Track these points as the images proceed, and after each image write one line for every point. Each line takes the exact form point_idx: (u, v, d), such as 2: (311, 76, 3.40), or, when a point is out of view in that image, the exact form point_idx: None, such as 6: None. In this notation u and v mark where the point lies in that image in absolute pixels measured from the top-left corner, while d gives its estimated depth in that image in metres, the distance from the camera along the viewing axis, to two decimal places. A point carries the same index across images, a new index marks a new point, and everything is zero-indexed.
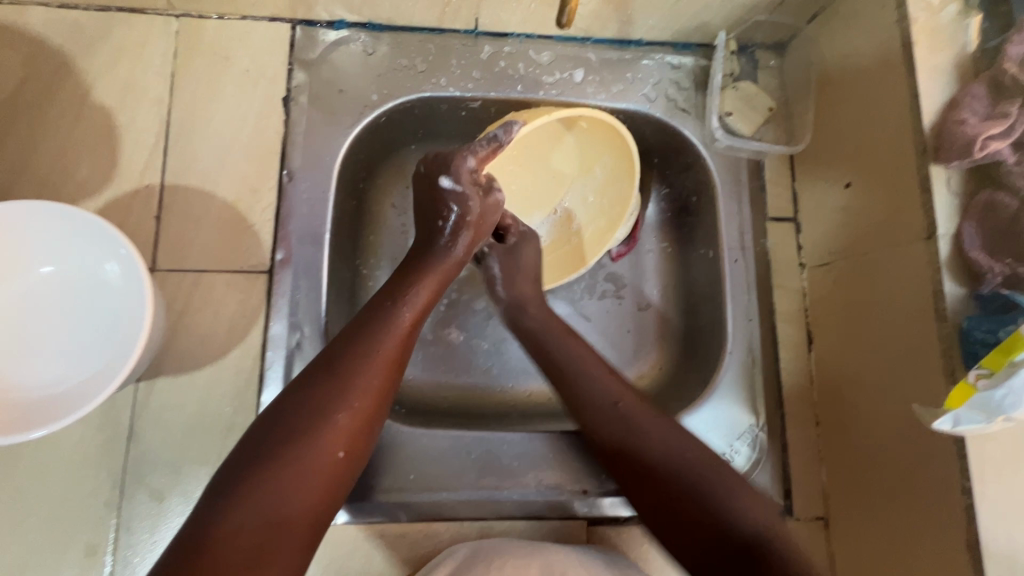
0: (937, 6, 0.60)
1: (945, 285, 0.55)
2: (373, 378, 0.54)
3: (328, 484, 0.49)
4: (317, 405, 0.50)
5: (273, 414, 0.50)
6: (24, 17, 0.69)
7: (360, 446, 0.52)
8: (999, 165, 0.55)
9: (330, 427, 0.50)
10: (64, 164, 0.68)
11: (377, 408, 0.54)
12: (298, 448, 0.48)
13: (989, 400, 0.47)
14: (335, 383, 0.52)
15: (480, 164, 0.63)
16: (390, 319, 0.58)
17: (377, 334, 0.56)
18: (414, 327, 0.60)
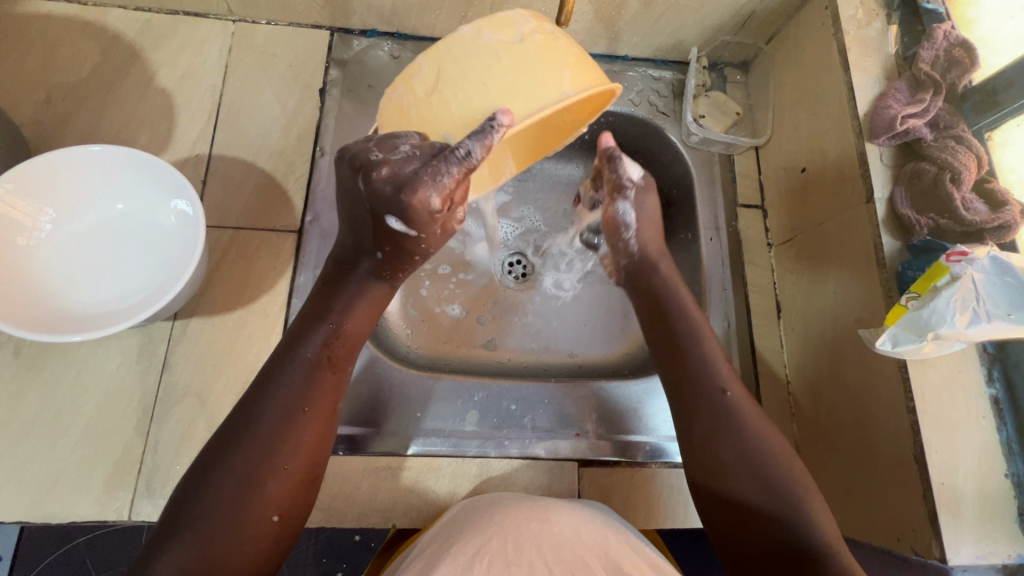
0: (864, 23, 0.74)
1: (883, 238, 0.65)
2: (301, 437, 0.55)
3: (265, 547, 0.51)
4: (243, 471, 0.51)
5: (198, 485, 0.51)
6: (103, 16, 0.82)
7: (301, 504, 0.54)
8: (920, 141, 0.66)
9: (259, 492, 0.51)
10: (126, 135, 0.78)
11: (312, 464, 0.55)
12: (233, 519, 0.49)
13: (919, 318, 0.56)
14: (256, 447, 0.52)
15: (445, 198, 0.51)
16: (308, 372, 0.57)
17: (292, 390, 0.56)
18: (331, 383, 0.59)
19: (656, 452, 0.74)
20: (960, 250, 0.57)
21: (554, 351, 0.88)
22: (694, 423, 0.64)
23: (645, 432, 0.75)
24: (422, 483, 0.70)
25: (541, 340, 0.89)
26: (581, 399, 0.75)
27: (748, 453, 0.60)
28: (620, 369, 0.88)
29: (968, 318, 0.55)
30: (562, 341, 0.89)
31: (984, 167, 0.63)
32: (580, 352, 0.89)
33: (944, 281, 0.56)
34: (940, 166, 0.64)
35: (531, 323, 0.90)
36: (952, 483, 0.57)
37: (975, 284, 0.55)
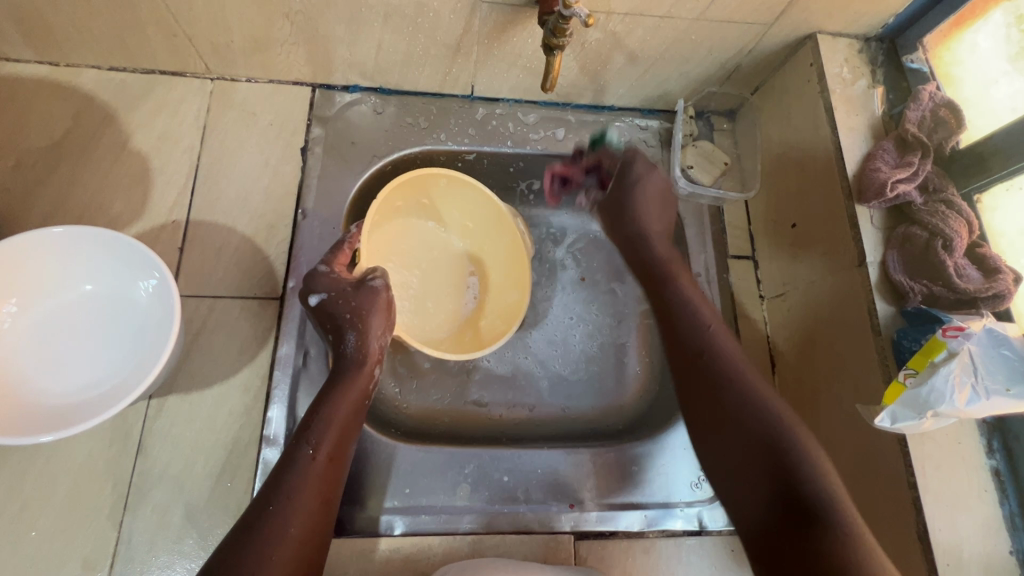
0: (850, 82, 0.74)
1: (877, 304, 0.64)
2: (297, 527, 0.54)
3: None
4: (238, 568, 0.50)
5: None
6: (75, 77, 0.79)
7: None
8: (910, 205, 0.66)
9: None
10: (100, 201, 0.76)
11: (306, 555, 0.54)
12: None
13: (918, 396, 0.55)
14: (253, 541, 0.52)
15: (334, 266, 0.68)
16: (308, 465, 0.58)
17: (292, 483, 0.56)
18: (327, 476, 0.58)
19: (653, 520, 0.73)
20: (956, 325, 0.55)
21: (546, 408, 0.86)
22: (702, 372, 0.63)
23: (640, 498, 0.73)
24: (412, 563, 0.67)
25: (532, 397, 0.86)
26: (575, 467, 0.74)
27: (745, 405, 0.59)
28: (613, 424, 0.86)
29: (966, 396, 0.54)
30: (554, 397, 0.87)
31: (974, 232, 0.63)
32: (574, 407, 0.87)
33: (942, 357, 0.55)
34: (931, 231, 0.63)
35: (523, 378, 0.87)
36: (957, 563, 0.56)
37: (973, 361, 0.54)
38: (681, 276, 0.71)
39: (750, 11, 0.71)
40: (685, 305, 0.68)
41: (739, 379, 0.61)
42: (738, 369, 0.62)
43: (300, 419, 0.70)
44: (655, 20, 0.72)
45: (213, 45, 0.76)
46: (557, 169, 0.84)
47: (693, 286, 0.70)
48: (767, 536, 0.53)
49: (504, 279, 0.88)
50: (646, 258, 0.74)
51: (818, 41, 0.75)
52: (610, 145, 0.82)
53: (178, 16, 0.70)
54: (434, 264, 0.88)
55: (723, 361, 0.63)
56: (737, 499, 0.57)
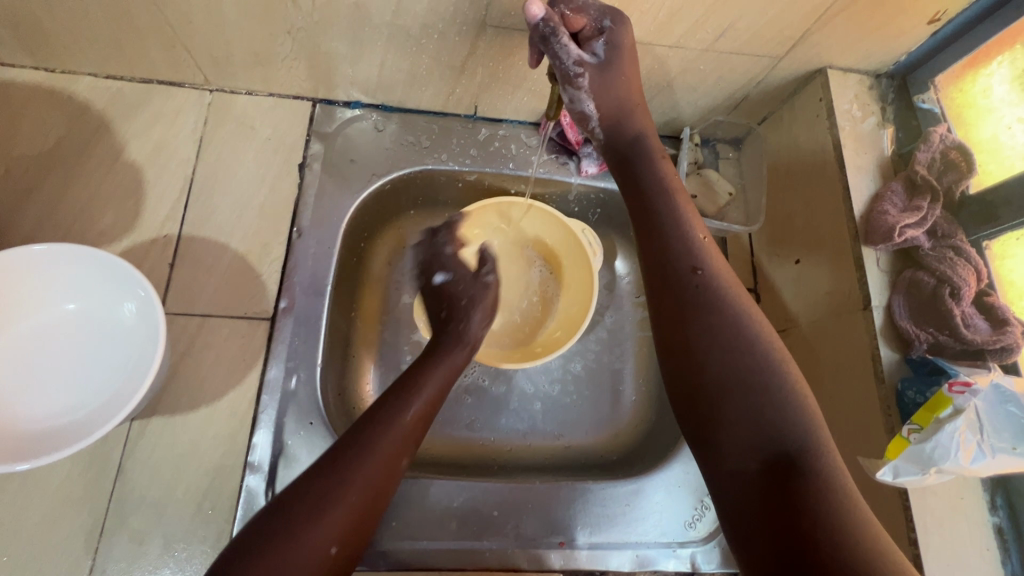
0: (859, 119, 0.73)
1: (881, 349, 0.62)
2: (377, 476, 0.56)
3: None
4: (321, 491, 0.52)
5: (275, 517, 0.51)
6: (70, 84, 0.77)
7: (355, 541, 0.53)
8: (917, 248, 0.65)
9: (325, 518, 0.51)
10: (90, 213, 0.74)
11: (376, 507, 0.55)
12: (299, 542, 0.49)
13: (922, 452, 0.53)
14: (335, 467, 0.54)
15: (454, 244, 0.80)
16: (397, 421, 0.60)
17: (379, 431, 0.58)
18: (411, 439, 0.61)
19: (644, 561, 0.71)
20: (963, 381, 0.54)
21: (539, 434, 0.84)
22: (683, 292, 0.57)
23: (632, 537, 0.72)
24: None
25: (525, 423, 0.85)
26: (566, 502, 0.72)
27: (739, 343, 0.53)
28: (606, 454, 0.84)
29: (971, 454, 0.53)
30: (547, 424, 0.85)
31: (983, 279, 0.62)
32: (567, 434, 0.85)
33: (947, 413, 0.53)
34: (939, 278, 0.62)
35: (516, 404, 0.85)
36: None
37: (979, 418, 0.53)
38: (678, 200, 0.63)
39: (760, 44, 0.70)
40: (675, 222, 0.61)
41: (734, 310, 0.55)
42: (724, 297, 0.56)
43: (286, 445, 0.68)
44: (664, 50, 0.70)
45: (213, 58, 0.74)
46: (570, 135, 0.84)
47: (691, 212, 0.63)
48: (756, 479, 0.48)
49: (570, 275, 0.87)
50: (640, 182, 0.66)
51: (828, 76, 0.74)
52: None
53: (177, 28, 0.68)
54: (520, 297, 0.91)
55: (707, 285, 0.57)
56: (704, 426, 0.52)
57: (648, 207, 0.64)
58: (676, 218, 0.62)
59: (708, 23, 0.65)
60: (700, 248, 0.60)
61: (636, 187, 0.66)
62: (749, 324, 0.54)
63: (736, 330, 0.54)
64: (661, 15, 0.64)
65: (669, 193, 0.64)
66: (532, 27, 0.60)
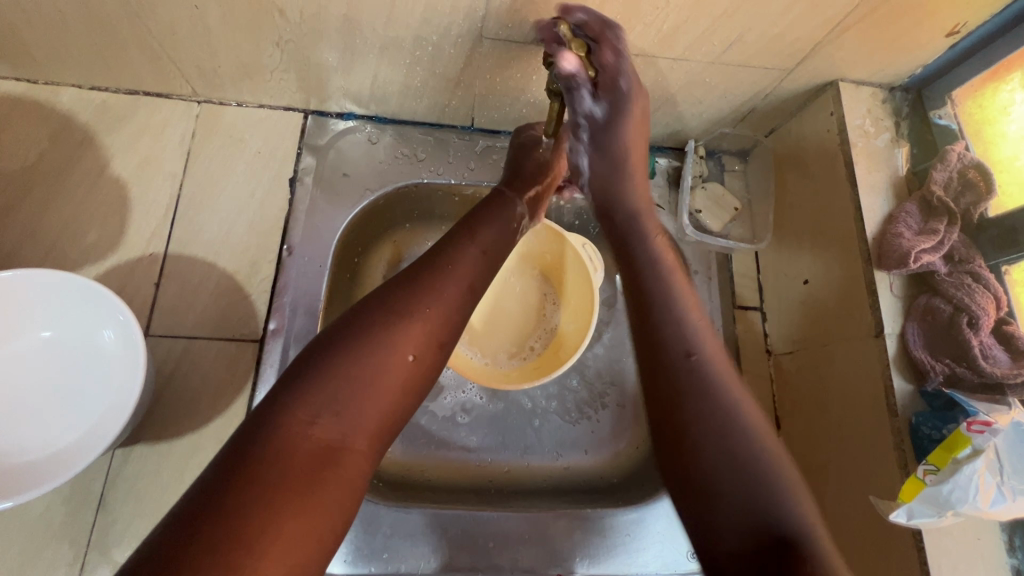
0: (872, 135, 0.70)
1: (894, 381, 0.60)
2: (453, 312, 0.51)
3: (394, 389, 0.46)
4: (388, 313, 0.48)
5: (343, 330, 0.47)
6: (53, 95, 0.75)
7: (438, 362, 0.50)
8: (933, 274, 0.62)
9: (403, 331, 0.47)
10: (72, 231, 0.72)
11: (453, 329, 0.51)
12: (375, 347, 0.46)
13: (938, 494, 0.51)
14: (391, 318, 0.48)
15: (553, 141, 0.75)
16: (464, 252, 0.56)
17: (445, 263, 0.53)
18: (479, 282, 0.55)
19: None
20: (983, 419, 0.52)
21: (538, 455, 0.81)
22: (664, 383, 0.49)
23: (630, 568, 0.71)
24: None
25: (524, 444, 0.82)
26: (563, 532, 0.72)
27: (735, 429, 0.46)
28: (607, 477, 0.82)
29: (991, 497, 0.51)
30: (547, 444, 0.82)
31: (1002, 308, 0.59)
32: (568, 455, 0.82)
33: (965, 454, 0.51)
34: (957, 306, 0.59)
35: (515, 424, 0.82)
36: None
37: (1000, 459, 0.51)
38: (676, 284, 0.56)
39: (770, 56, 0.66)
40: (672, 312, 0.53)
41: (729, 396, 0.48)
42: (727, 396, 0.48)
43: None
44: (668, 62, 0.67)
45: (200, 69, 0.71)
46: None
47: (684, 291, 0.56)
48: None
49: (575, 293, 0.85)
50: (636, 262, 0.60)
51: (840, 89, 0.71)
52: None
53: (161, 39, 0.65)
54: (522, 315, 0.88)
55: (707, 379, 0.49)
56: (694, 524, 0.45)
57: (635, 284, 0.57)
58: (664, 291, 0.55)
59: (715, 35, 0.62)
60: (693, 332, 0.52)
61: (629, 271, 0.59)
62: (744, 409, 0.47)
63: (738, 416, 0.47)
64: (665, 27, 0.61)
65: (661, 273, 0.58)
66: (546, 36, 0.62)
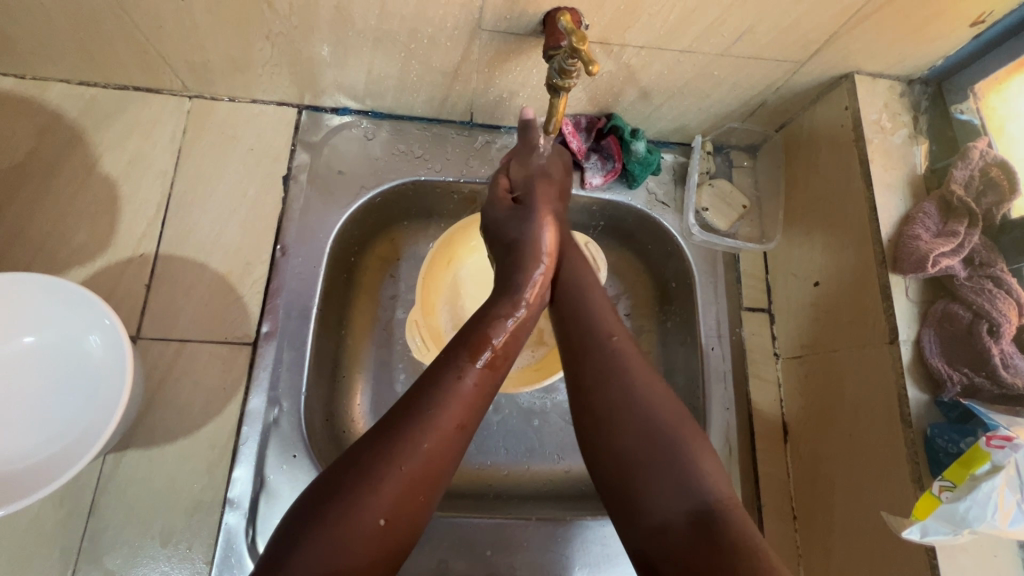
0: (889, 131, 0.67)
1: (909, 390, 0.57)
2: (432, 471, 0.48)
3: (376, 548, 0.45)
4: (370, 465, 0.46)
5: (313, 508, 0.45)
6: (42, 92, 0.73)
7: (412, 525, 0.47)
8: (951, 278, 0.59)
9: (376, 495, 0.45)
10: (62, 231, 0.70)
11: (433, 484, 0.48)
12: (346, 520, 0.44)
13: (954, 511, 0.50)
14: (368, 477, 0.46)
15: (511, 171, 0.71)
16: (455, 388, 0.51)
17: (437, 400, 0.50)
18: (472, 422, 0.52)
19: None
20: (1003, 434, 0.50)
21: (539, 458, 0.80)
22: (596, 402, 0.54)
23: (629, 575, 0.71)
24: None
25: (525, 448, 0.80)
26: (562, 539, 0.71)
27: (646, 424, 0.51)
28: None
29: (1010, 516, 0.49)
30: (548, 447, 0.80)
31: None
32: (570, 458, 0.80)
33: (983, 470, 0.49)
34: (976, 312, 0.57)
35: (514, 427, 0.80)
36: None
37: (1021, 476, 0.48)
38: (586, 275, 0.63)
39: (781, 48, 0.63)
40: (585, 324, 0.58)
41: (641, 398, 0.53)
42: (640, 402, 0.52)
43: (267, 479, 0.64)
44: (674, 55, 0.64)
45: (189, 64, 0.69)
46: (573, 144, 0.76)
47: (609, 317, 0.59)
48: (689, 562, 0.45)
49: None
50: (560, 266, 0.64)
51: (855, 82, 0.68)
52: (631, 152, 0.77)
53: (147, 34, 0.63)
54: None
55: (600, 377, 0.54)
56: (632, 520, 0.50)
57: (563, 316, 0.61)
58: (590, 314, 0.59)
59: (724, 25, 0.59)
60: (612, 348, 0.57)
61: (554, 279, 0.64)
62: (655, 413, 0.52)
63: (656, 412, 0.52)
64: (671, 17, 0.58)
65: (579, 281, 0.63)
66: (552, 37, 0.57)
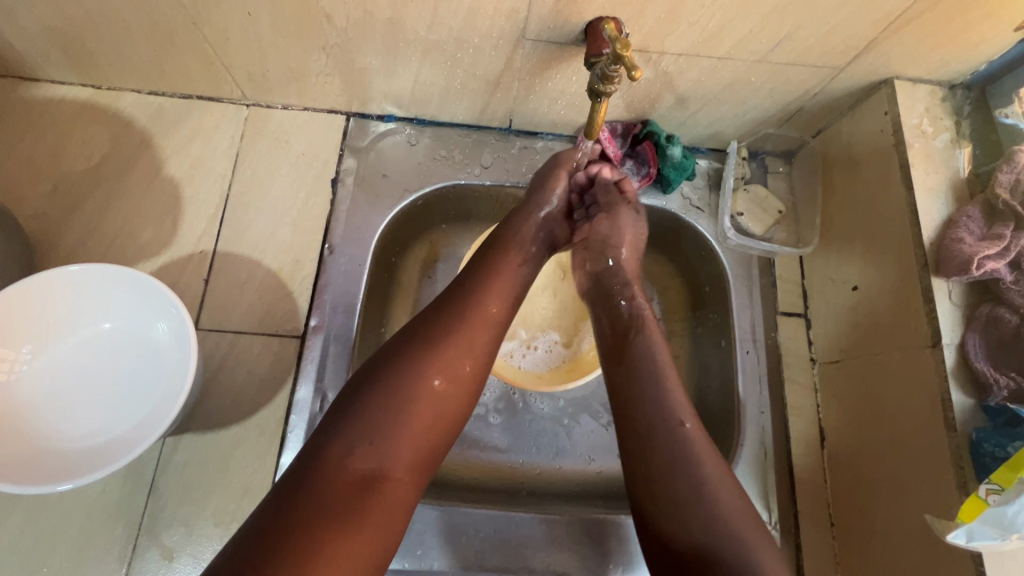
0: (930, 135, 0.67)
1: (952, 393, 0.57)
2: (476, 347, 0.56)
3: (409, 457, 0.49)
4: (395, 384, 0.51)
5: (376, 368, 0.53)
6: (116, 100, 0.79)
7: (464, 391, 0.54)
8: (997, 281, 0.58)
9: (431, 361, 0.53)
10: (130, 229, 0.75)
11: (477, 359, 0.56)
12: (405, 379, 0.51)
13: (1002, 515, 0.49)
14: (392, 395, 0.50)
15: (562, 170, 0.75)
16: (474, 314, 0.58)
17: (453, 325, 0.56)
18: (503, 313, 0.60)
19: None
20: None
21: (571, 459, 0.81)
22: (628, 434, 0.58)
23: None
24: None
25: (557, 447, 0.81)
26: (595, 537, 0.71)
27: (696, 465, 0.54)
28: None
29: None
30: (580, 447, 0.81)
31: None
32: (602, 459, 0.81)
33: None
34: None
35: (546, 426, 0.82)
36: None
37: None
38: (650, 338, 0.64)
39: (820, 55, 0.64)
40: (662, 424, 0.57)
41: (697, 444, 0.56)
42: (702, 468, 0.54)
43: None
44: (712, 62, 0.66)
45: (250, 73, 0.74)
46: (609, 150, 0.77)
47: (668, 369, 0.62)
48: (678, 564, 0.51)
49: None
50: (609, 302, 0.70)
51: (895, 87, 0.68)
52: (667, 157, 0.78)
53: (214, 46, 0.68)
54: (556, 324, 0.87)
55: (670, 516, 0.52)
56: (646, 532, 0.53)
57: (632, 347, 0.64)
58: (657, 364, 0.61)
59: (762, 33, 0.61)
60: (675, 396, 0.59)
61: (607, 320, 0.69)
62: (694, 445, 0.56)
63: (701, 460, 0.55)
64: (710, 25, 0.60)
65: (666, 387, 0.59)
66: (593, 49, 0.60)
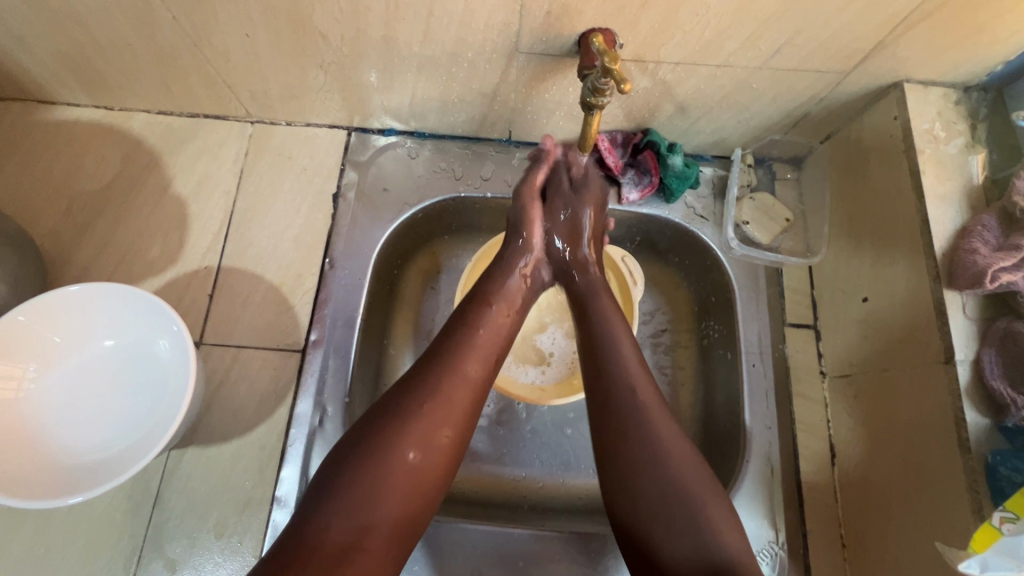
0: (943, 140, 0.64)
1: (966, 413, 0.54)
2: (455, 412, 0.52)
3: (383, 535, 0.47)
4: (368, 455, 0.48)
5: (348, 441, 0.50)
6: (126, 121, 0.81)
7: (443, 458, 0.51)
8: (1015, 294, 0.55)
9: (406, 429, 0.50)
10: (139, 245, 0.78)
11: (458, 425, 0.53)
12: (377, 447, 0.49)
13: (1017, 545, 0.47)
14: (365, 464, 0.48)
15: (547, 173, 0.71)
16: (454, 374, 0.54)
17: (431, 386, 0.53)
18: (484, 373, 0.57)
19: None
20: None
21: (573, 473, 0.79)
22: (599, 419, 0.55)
23: None
24: None
25: (559, 461, 0.80)
26: (596, 555, 0.70)
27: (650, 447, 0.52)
28: None
29: None
30: (582, 462, 0.80)
31: None
32: None
33: None
34: None
35: (548, 439, 0.81)
36: None
37: None
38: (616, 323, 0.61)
39: (822, 60, 0.62)
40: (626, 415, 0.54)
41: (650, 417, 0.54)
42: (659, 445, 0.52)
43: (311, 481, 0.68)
44: (711, 70, 0.64)
45: (252, 92, 0.75)
46: (608, 160, 0.76)
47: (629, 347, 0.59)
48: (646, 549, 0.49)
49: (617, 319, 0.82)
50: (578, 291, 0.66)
51: (905, 91, 0.65)
52: (668, 166, 0.77)
53: (216, 67, 0.70)
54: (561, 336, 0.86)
55: (661, 524, 0.49)
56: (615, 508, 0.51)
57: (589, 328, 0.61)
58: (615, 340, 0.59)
59: (760, 40, 0.59)
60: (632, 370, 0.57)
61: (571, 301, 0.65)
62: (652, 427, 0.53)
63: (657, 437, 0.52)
64: (706, 33, 0.59)
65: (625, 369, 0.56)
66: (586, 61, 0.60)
